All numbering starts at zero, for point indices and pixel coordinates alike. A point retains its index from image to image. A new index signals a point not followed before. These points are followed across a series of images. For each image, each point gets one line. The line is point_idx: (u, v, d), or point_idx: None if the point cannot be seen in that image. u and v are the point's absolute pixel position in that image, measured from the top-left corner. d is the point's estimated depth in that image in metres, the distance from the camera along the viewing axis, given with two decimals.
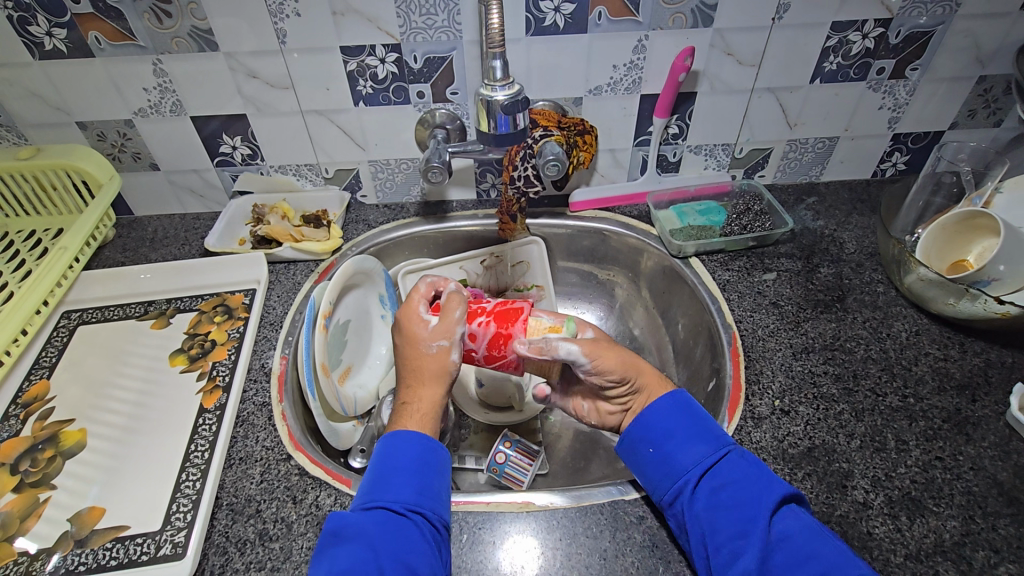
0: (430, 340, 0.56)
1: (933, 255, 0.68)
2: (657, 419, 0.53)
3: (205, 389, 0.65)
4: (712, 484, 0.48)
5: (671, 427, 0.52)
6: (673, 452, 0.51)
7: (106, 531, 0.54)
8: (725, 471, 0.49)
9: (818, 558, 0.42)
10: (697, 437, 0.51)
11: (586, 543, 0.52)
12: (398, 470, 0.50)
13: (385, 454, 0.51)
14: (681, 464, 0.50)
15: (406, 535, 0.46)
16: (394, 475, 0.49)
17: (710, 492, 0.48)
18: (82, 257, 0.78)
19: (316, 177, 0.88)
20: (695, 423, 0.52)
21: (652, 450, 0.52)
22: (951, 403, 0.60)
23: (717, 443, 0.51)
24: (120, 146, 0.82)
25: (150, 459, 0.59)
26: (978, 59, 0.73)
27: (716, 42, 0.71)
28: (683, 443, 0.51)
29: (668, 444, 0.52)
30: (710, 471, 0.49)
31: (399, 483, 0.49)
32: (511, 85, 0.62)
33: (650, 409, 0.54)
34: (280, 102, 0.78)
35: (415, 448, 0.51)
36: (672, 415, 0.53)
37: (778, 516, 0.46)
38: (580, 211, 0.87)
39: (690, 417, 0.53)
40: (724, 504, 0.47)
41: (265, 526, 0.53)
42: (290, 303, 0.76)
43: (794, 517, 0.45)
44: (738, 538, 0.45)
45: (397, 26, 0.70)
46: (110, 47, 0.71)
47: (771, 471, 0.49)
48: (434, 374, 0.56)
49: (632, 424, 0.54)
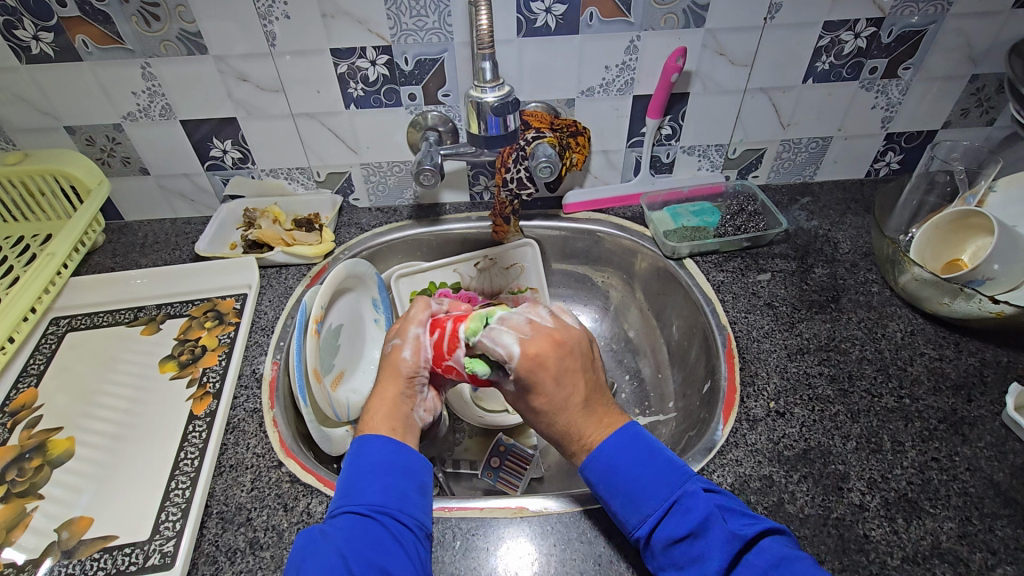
0: (389, 343, 0.60)
1: (928, 255, 0.68)
2: (599, 471, 0.50)
3: (195, 396, 0.65)
4: (663, 540, 0.46)
5: (613, 481, 0.49)
6: (620, 509, 0.48)
7: (94, 542, 0.53)
8: (672, 525, 0.45)
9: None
10: (642, 489, 0.48)
11: (580, 548, 0.52)
12: (363, 474, 0.49)
13: (353, 459, 0.51)
14: (630, 521, 0.47)
15: (377, 539, 0.45)
16: (362, 480, 0.49)
17: (663, 551, 0.45)
18: (72, 263, 0.77)
19: (308, 181, 0.87)
20: (640, 469, 0.49)
21: (604, 503, 0.50)
22: (947, 403, 0.59)
23: (665, 491, 0.47)
24: (110, 150, 0.82)
25: (140, 467, 0.59)
26: (971, 57, 0.73)
27: (708, 42, 0.71)
28: (628, 499, 0.48)
29: (615, 499, 0.49)
30: (659, 527, 0.46)
31: (364, 486, 0.48)
32: (501, 87, 0.62)
33: (591, 460, 0.50)
34: (270, 105, 0.77)
35: (383, 450, 0.51)
36: (613, 465, 0.49)
37: (737, 569, 0.43)
38: (574, 213, 0.87)
39: (634, 461, 0.49)
40: (678, 566, 0.45)
41: (256, 535, 0.53)
42: (281, 308, 0.75)
43: (749, 570, 0.42)
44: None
45: (388, 28, 0.70)
46: (98, 51, 0.71)
47: (725, 513, 0.45)
48: (389, 371, 0.58)
49: (584, 474, 0.51)
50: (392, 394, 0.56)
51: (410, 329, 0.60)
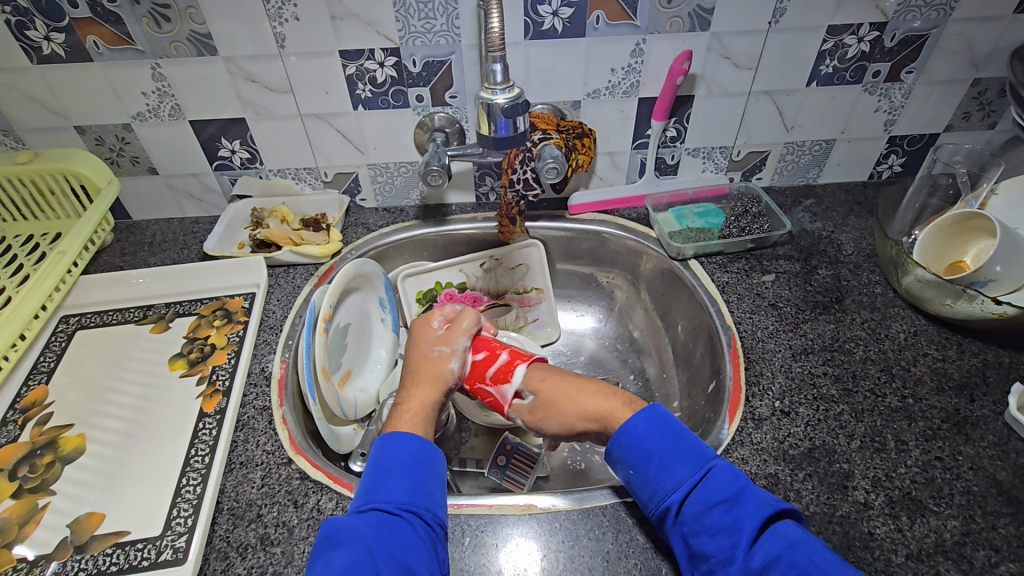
0: (433, 347, 0.63)
1: (931, 257, 0.68)
2: (634, 440, 0.51)
3: (205, 393, 0.65)
4: (695, 506, 0.47)
5: (649, 449, 0.51)
6: (652, 476, 0.50)
7: (106, 537, 0.53)
8: (708, 491, 0.47)
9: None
10: (679, 457, 0.50)
11: (588, 545, 0.52)
12: (392, 470, 0.50)
13: (378, 457, 0.52)
14: (663, 487, 0.49)
15: (404, 534, 0.46)
16: (388, 477, 0.50)
17: (694, 517, 0.47)
18: (81, 262, 0.78)
19: (315, 181, 0.88)
20: (674, 442, 0.51)
21: (631, 472, 0.51)
22: (950, 402, 0.60)
23: (700, 460, 0.49)
24: (119, 150, 0.82)
25: (150, 463, 0.59)
26: (972, 61, 0.74)
27: (713, 45, 0.72)
28: (664, 467, 0.50)
29: (646, 468, 0.50)
30: (694, 492, 0.48)
31: (393, 483, 0.49)
32: (511, 88, 0.62)
33: (626, 430, 0.52)
34: (279, 106, 0.78)
35: (411, 448, 0.52)
36: (649, 435, 0.51)
37: (763, 537, 0.45)
38: (580, 214, 0.88)
39: (668, 435, 0.51)
40: (708, 530, 0.46)
41: (267, 531, 0.53)
42: (290, 307, 0.76)
43: (778, 537, 0.45)
44: (723, 565, 0.45)
45: (396, 30, 0.70)
46: (108, 52, 0.71)
47: (754, 485, 0.48)
48: (430, 377, 0.61)
49: (612, 446, 0.53)
50: (423, 398, 0.59)
51: (459, 339, 0.63)
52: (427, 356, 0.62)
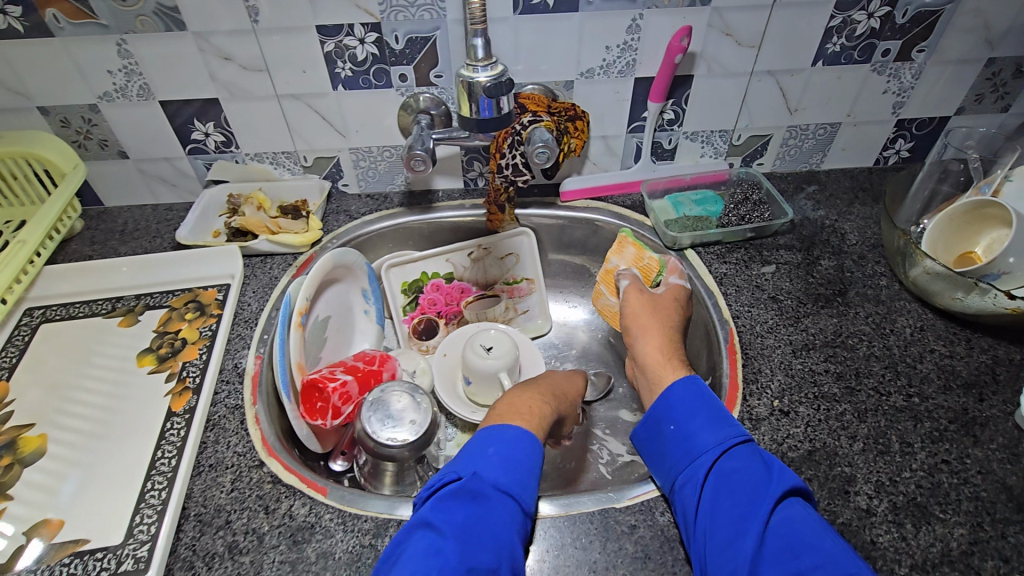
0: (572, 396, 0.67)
1: (940, 247, 0.65)
2: (681, 399, 0.54)
3: (175, 391, 0.62)
4: (724, 467, 0.49)
5: (695, 409, 0.53)
6: (693, 432, 0.52)
7: (65, 546, 0.50)
8: (744, 455, 0.49)
9: (816, 550, 0.41)
10: (721, 421, 0.52)
11: (575, 554, 0.49)
12: (526, 466, 0.50)
13: (490, 437, 0.51)
14: (698, 445, 0.51)
15: (513, 519, 0.46)
16: (523, 472, 0.49)
17: (720, 477, 0.48)
18: (45, 251, 0.74)
19: (294, 166, 0.83)
20: (718, 409, 0.53)
21: (673, 427, 0.53)
22: (958, 402, 0.57)
23: (742, 429, 0.51)
24: (86, 132, 0.78)
25: (115, 466, 0.56)
26: (988, 40, 0.70)
27: (714, 21, 0.67)
28: (706, 424, 0.52)
29: (690, 423, 0.52)
30: (728, 453, 0.49)
31: (527, 481, 0.49)
32: (494, 66, 0.58)
33: (677, 386, 0.55)
34: (254, 86, 0.73)
35: (536, 453, 0.52)
36: (699, 399, 0.54)
37: (784, 505, 0.45)
38: (572, 201, 0.84)
39: (715, 403, 0.53)
40: (732, 487, 0.47)
41: (235, 539, 0.50)
42: (266, 299, 0.72)
43: (797, 507, 0.45)
44: (737, 521, 0.45)
45: (376, 4, 0.66)
46: (69, 26, 0.67)
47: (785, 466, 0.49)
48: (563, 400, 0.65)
49: (659, 402, 0.55)
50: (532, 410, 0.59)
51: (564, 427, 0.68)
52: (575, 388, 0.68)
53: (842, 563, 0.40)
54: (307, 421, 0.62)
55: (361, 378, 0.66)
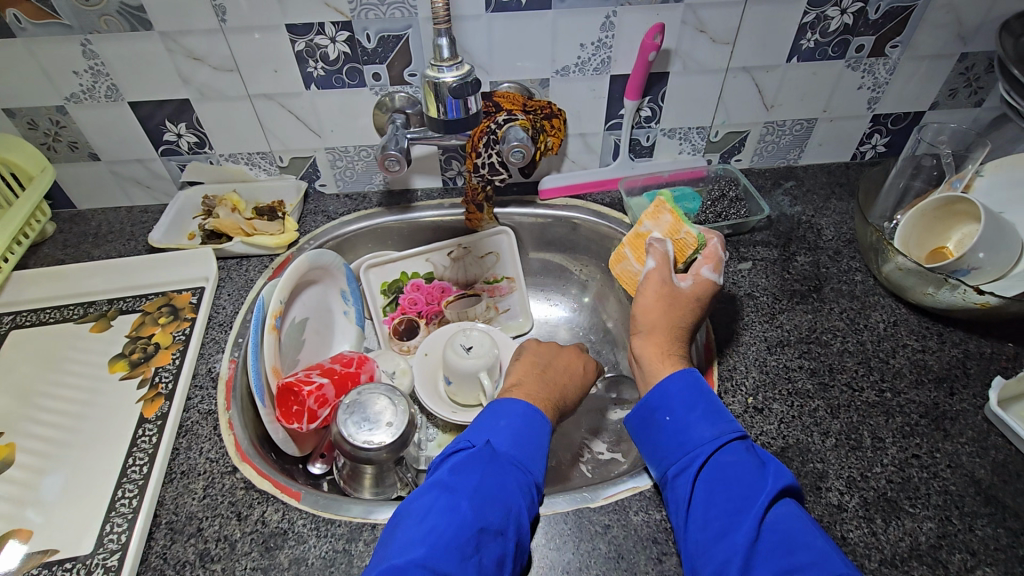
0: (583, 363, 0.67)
1: (912, 243, 0.65)
2: (680, 391, 0.53)
3: (147, 397, 0.61)
4: (721, 461, 0.48)
5: (692, 401, 0.52)
6: (689, 424, 0.51)
7: (33, 557, 0.50)
8: (740, 450, 0.48)
9: (810, 547, 0.42)
10: (717, 415, 0.51)
11: (549, 555, 0.49)
12: (539, 441, 0.52)
13: (499, 411, 0.53)
14: (693, 438, 0.50)
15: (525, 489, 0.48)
16: (534, 445, 0.51)
17: (715, 470, 0.48)
18: (13, 256, 0.72)
19: (270, 166, 0.82)
20: (715, 403, 0.52)
21: (668, 419, 0.52)
22: (929, 397, 0.57)
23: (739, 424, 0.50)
24: (54, 135, 0.76)
25: (85, 475, 0.55)
26: (960, 35, 0.70)
27: (688, 17, 0.67)
28: (703, 418, 0.51)
29: (687, 416, 0.51)
30: (724, 447, 0.49)
31: (536, 452, 0.51)
32: (460, 66, 0.57)
33: (673, 377, 0.54)
34: (225, 86, 0.72)
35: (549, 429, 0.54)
36: (697, 390, 0.52)
37: (778, 502, 0.45)
38: (551, 199, 0.84)
39: (711, 397, 0.52)
40: (728, 483, 0.46)
41: (207, 546, 0.50)
42: (241, 302, 0.71)
43: (792, 505, 0.45)
44: (731, 515, 0.45)
45: (346, 2, 0.65)
46: (31, 26, 0.65)
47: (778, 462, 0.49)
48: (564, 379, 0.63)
49: (653, 391, 0.53)
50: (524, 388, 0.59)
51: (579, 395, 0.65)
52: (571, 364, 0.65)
53: (834, 563, 0.41)
54: (282, 424, 0.62)
55: (338, 381, 0.66)
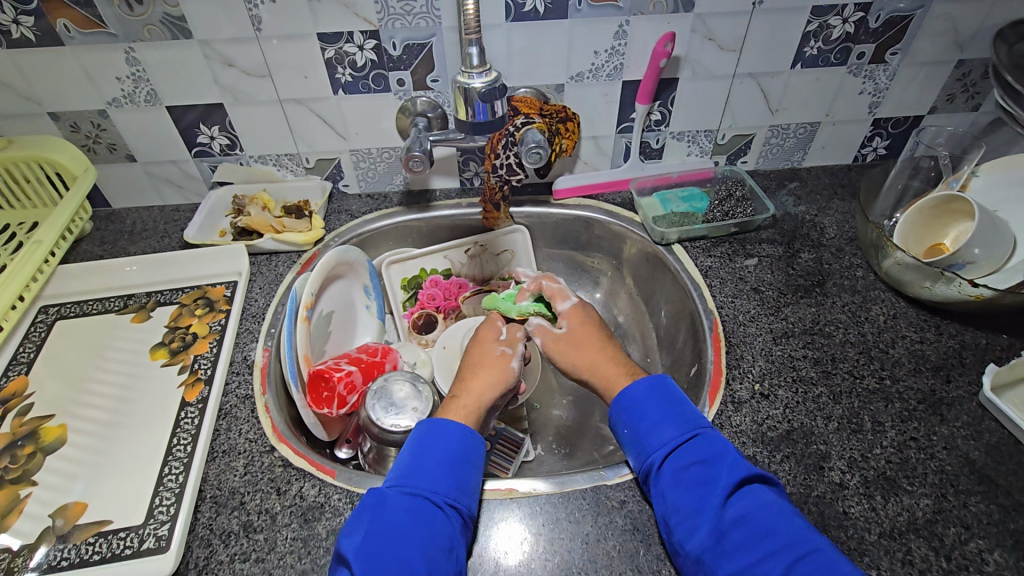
0: (498, 346, 0.66)
1: (911, 240, 0.69)
2: (631, 402, 0.56)
3: (187, 382, 0.65)
4: (675, 464, 0.51)
5: (643, 411, 0.55)
6: (643, 434, 0.54)
7: (89, 527, 0.53)
8: (689, 452, 0.51)
9: (771, 536, 0.44)
10: (666, 420, 0.54)
11: (568, 528, 0.53)
12: (437, 460, 0.52)
13: (428, 436, 0.54)
14: (649, 445, 0.53)
15: (439, 530, 0.48)
16: (429, 468, 0.51)
17: (672, 474, 0.51)
18: (59, 251, 0.77)
19: (296, 167, 0.86)
20: (669, 406, 0.55)
21: (626, 430, 0.56)
22: (927, 384, 0.61)
23: (691, 424, 0.53)
24: (95, 137, 0.81)
25: (132, 453, 0.59)
26: (957, 43, 0.74)
27: (697, 26, 0.71)
28: (654, 426, 0.54)
29: (640, 425, 0.55)
30: (674, 452, 0.52)
31: (438, 475, 0.51)
32: (489, 72, 0.61)
33: (626, 392, 0.57)
34: (258, 91, 0.76)
35: (457, 441, 0.54)
36: (647, 398, 0.56)
37: (739, 495, 0.48)
38: (564, 199, 0.87)
39: (665, 400, 0.55)
40: (685, 485, 0.50)
41: (250, 518, 0.54)
42: (272, 295, 0.75)
43: (751, 496, 0.47)
44: (694, 515, 0.48)
45: (374, 12, 0.69)
46: (79, 35, 0.69)
47: (740, 452, 0.51)
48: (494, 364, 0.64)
49: (613, 406, 0.57)
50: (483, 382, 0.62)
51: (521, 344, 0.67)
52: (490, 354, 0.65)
53: (801, 543, 0.44)
54: (314, 409, 0.65)
55: (365, 369, 0.69)
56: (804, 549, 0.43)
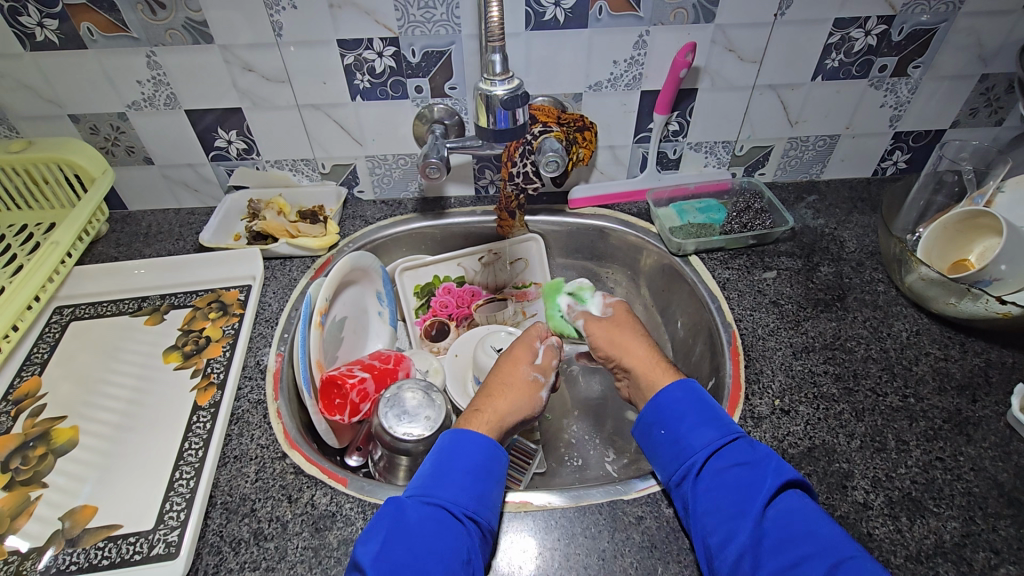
0: (530, 370, 0.66)
1: (935, 255, 0.68)
2: (670, 403, 0.56)
3: (199, 386, 0.65)
4: (718, 465, 0.51)
5: (683, 412, 0.55)
6: (684, 434, 0.54)
7: (98, 531, 0.53)
8: (731, 453, 0.51)
9: (813, 538, 0.44)
10: (708, 422, 0.53)
11: (584, 543, 0.52)
12: (462, 470, 0.52)
13: (453, 448, 0.53)
14: (690, 447, 0.53)
15: (459, 542, 0.47)
16: (451, 475, 0.51)
17: (714, 475, 0.50)
18: (76, 252, 0.77)
19: (312, 172, 0.86)
20: (707, 410, 0.55)
21: (663, 432, 0.55)
22: (952, 403, 0.59)
23: (730, 428, 0.53)
24: (114, 139, 0.81)
25: (143, 455, 0.59)
26: (981, 56, 0.73)
27: (717, 37, 0.70)
28: (695, 426, 0.53)
29: (680, 425, 0.54)
30: (717, 453, 0.52)
31: (459, 487, 0.51)
32: (511, 79, 0.61)
33: (664, 392, 0.57)
34: (275, 96, 0.76)
35: (477, 455, 0.53)
36: (685, 402, 0.55)
37: (779, 498, 0.48)
38: (579, 208, 0.86)
39: (703, 404, 0.55)
40: (725, 486, 0.49)
41: (260, 526, 0.53)
42: (285, 299, 0.75)
43: (794, 498, 0.48)
44: (734, 518, 0.47)
45: (395, 20, 0.69)
46: (103, 38, 0.70)
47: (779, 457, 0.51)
48: (522, 391, 0.63)
49: (648, 406, 0.57)
50: (506, 401, 0.61)
51: (552, 373, 0.67)
52: (524, 380, 0.64)
53: (841, 549, 0.43)
54: (326, 416, 0.64)
55: (378, 376, 0.69)
56: (846, 553, 0.43)
